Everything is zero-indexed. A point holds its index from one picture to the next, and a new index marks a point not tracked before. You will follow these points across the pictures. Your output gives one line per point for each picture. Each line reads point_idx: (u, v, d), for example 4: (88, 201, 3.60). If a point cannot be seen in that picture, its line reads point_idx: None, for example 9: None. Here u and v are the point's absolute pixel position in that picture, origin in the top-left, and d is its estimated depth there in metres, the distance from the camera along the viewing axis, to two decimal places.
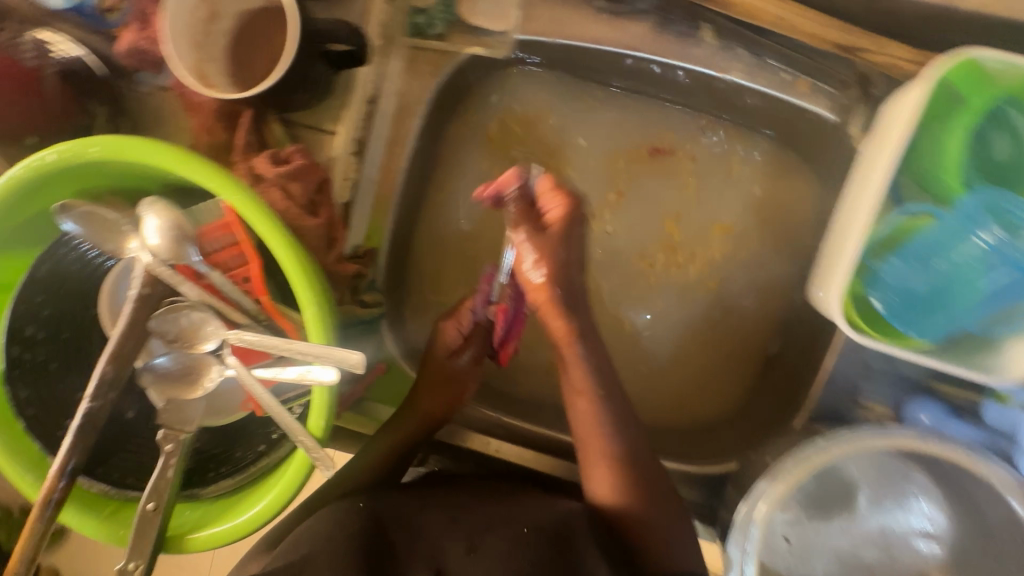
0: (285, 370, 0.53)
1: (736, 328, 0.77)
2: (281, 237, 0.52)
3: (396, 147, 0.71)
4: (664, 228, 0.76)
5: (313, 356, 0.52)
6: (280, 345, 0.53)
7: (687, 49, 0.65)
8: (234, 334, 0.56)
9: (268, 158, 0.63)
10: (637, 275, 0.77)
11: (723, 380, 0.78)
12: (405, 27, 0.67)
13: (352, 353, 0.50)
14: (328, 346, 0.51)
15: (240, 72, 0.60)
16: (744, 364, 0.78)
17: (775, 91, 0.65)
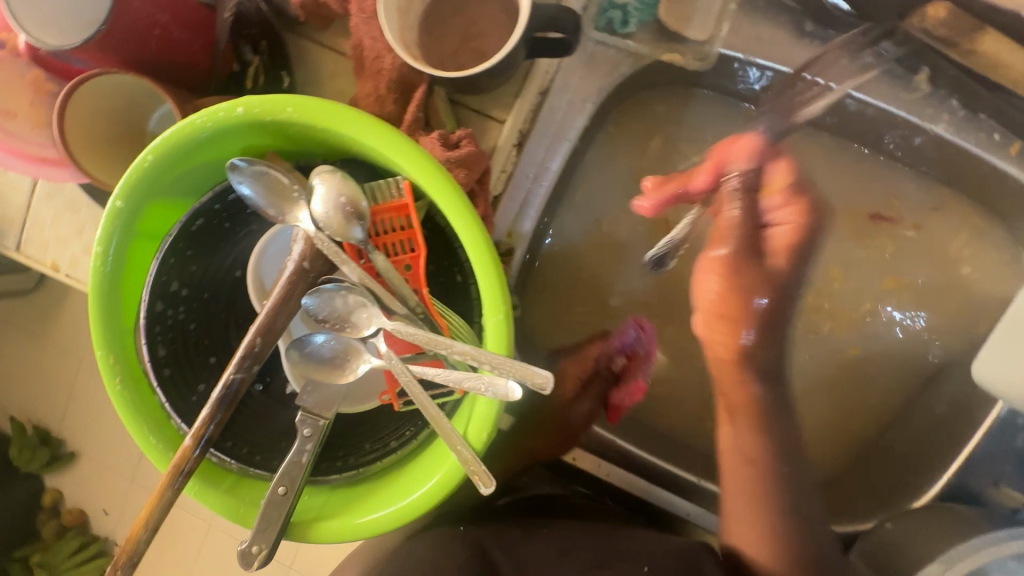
0: (452, 375, 0.49)
1: (862, 382, 0.75)
2: (477, 235, 0.48)
3: (556, 146, 0.67)
4: (808, 272, 0.74)
5: (490, 365, 0.48)
6: (451, 347, 0.49)
7: (897, 92, 0.61)
8: (396, 326, 0.52)
9: (438, 140, 0.59)
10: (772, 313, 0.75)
11: (837, 432, 0.76)
12: (595, 20, 0.62)
13: (540, 370, 0.47)
14: (507, 358, 0.48)
15: (433, 46, 0.56)
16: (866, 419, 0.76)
17: (980, 150, 0.62)
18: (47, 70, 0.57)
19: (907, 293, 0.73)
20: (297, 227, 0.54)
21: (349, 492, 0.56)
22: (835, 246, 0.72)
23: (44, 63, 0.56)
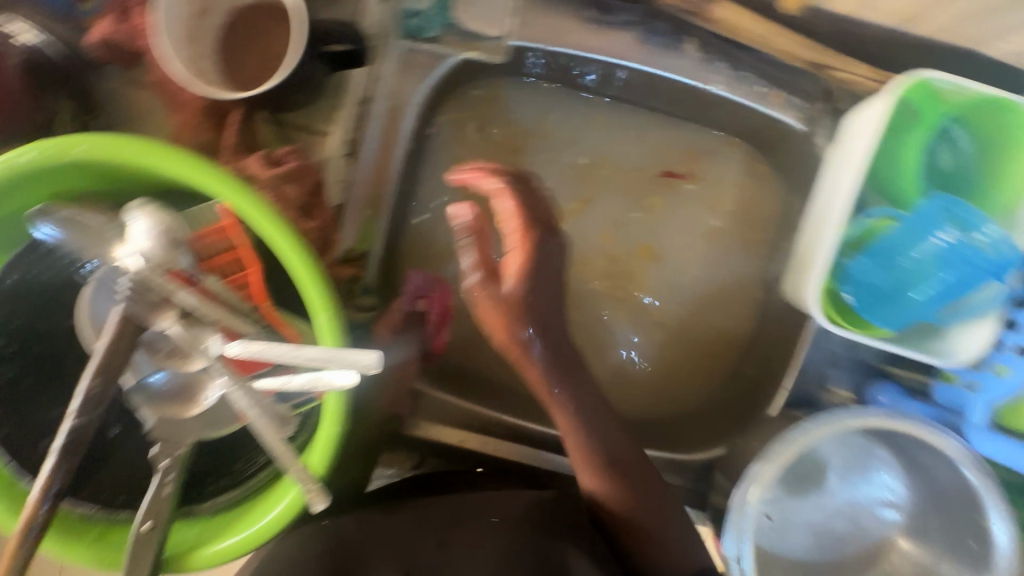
0: (298, 377, 0.52)
1: (714, 327, 0.82)
2: (290, 240, 0.51)
3: (388, 150, 0.71)
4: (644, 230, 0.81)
5: (325, 361, 0.51)
6: (288, 353, 0.52)
7: (671, 60, 0.69)
8: (236, 347, 0.53)
9: (261, 160, 0.61)
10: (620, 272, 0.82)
11: (699, 376, 0.82)
12: (399, 29, 0.67)
13: (366, 352, 0.50)
14: (340, 350, 0.51)
15: (235, 71, 0.58)
16: (721, 362, 0.82)
17: (751, 102, 0.70)
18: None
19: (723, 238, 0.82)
20: (123, 264, 0.53)
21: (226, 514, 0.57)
22: (660, 203, 0.79)
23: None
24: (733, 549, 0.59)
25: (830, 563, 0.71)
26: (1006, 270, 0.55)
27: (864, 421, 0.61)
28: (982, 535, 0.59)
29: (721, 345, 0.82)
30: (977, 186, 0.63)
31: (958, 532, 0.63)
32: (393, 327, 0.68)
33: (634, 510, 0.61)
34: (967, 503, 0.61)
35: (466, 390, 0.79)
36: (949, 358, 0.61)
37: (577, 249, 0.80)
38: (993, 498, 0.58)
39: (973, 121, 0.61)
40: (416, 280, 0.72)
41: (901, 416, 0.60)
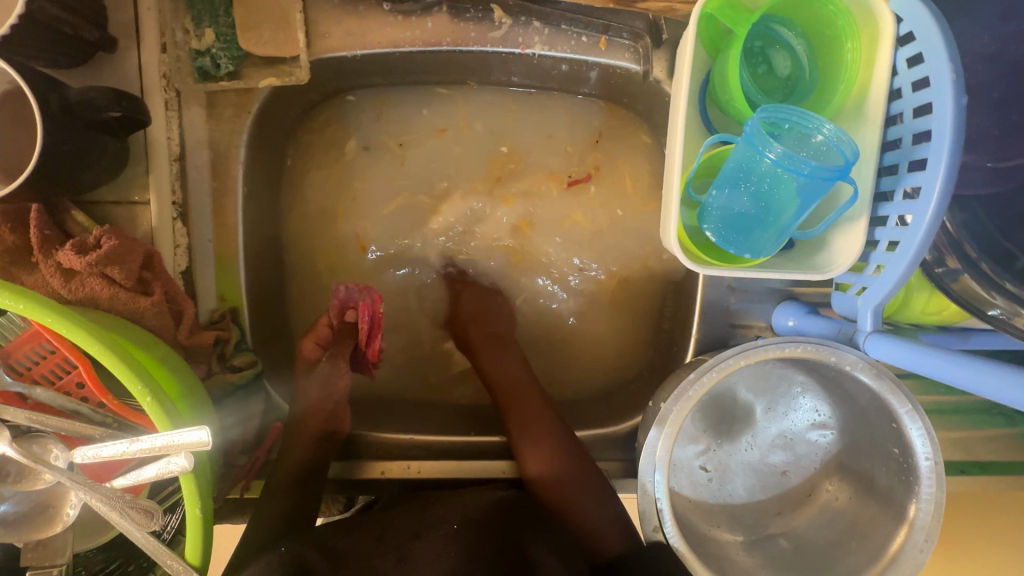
0: (144, 470, 0.50)
1: (617, 290, 0.80)
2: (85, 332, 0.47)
3: (223, 201, 0.66)
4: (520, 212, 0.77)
5: (164, 448, 0.49)
6: (123, 449, 0.49)
7: (485, 33, 0.65)
8: (78, 454, 0.51)
9: (71, 249, 0.57)
10: (508, 258, 0.79)
11: (612, 348, 0.81)
12: (191, 73, 0.62)
13: (194, 431, 0.48)
14: (175, 431, 0.48)
15: (7, 166, 0.53)
16: (634, 326, 0.81)
17: (579, 55, 0.66)
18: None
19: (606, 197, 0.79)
20: None
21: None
22: (531, 181, 0.77)
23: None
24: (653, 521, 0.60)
25: (774, 500, 0.69)
26: (851, 167, 0.51)
27: (753, 357, 0.58)
28: (902, 439, 0.58)
29: (628, 310, 0.81)
30: (821, 81, 0.59)
31: (883, 441, 0.61)
32: (321, 341, 0.73)
33: (568, 480, 0.67)
34: (883, 412, 0.59)
35: (381, 418, 0.77)
36: (830, 270, 0.59)
37: (458, 246, 0.78)
38: (900, 399, 0.56)
39: (794, 17, 0.58)
40: (339, 296, 0.72)
41: (792, 340, 0.58)
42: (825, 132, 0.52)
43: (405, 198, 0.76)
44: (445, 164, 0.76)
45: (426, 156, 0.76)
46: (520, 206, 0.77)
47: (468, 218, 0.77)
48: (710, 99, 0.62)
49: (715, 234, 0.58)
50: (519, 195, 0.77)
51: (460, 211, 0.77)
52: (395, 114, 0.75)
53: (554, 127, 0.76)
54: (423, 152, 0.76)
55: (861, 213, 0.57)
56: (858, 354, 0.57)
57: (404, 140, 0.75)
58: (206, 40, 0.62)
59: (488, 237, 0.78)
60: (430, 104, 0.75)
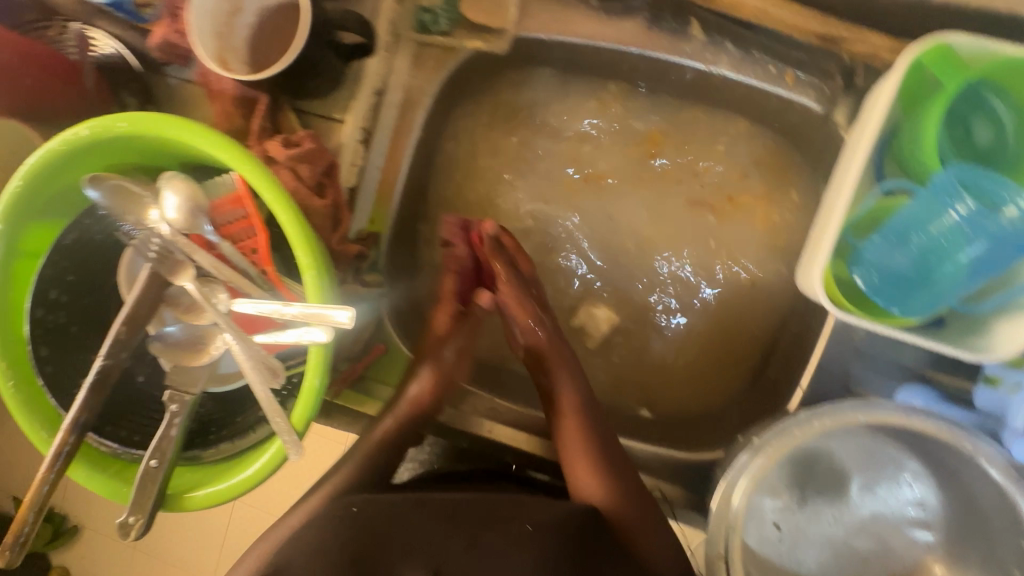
0: (284, 333, 0.56)
1: (727, 325, 0.79)
2: (281, 199, 0.55)
3: (400, 138, 0.75)
4: (651, 218, 0.80)
5: (308, 317, 0.54)
6: (275, 310, 0.56)
7: (677, 44, 0.69)
8: (237, 304, 0.58)
9: (280, 141, 0.68)
10: (626, 261, 0.81)
11: (708, 379, 0.79)
12: (413, 25, 0.72)
13: (338, 310, 0.53)
14: (322, 306, 0.54)
15: (260, 61, 0.64)
16: (733, 366, 0.78)
17: (762, 83, 0.68)
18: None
19: (738, 230, 0.78)
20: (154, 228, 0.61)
21: (223, 467, 0.62)
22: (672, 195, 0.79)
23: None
24: (719, 545, 0.57)
25: None
26: None
27: (874, 415, 0.56)
28: None
29: (735, 350, 0.79)
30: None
31: (1004, 556, 0.57)
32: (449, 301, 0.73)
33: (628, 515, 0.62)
34: (1010, 520, 0.55)
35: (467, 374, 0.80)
36: (988, 354, 0.54)
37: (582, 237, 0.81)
38: None
39: (1013, 88, 0.55)
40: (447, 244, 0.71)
41: (924, 412, 0.56)
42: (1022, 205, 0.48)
43: (547, 179, 0.81)
44: (595, 161, 0.80)
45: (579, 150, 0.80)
46: (652, 212, 0.80)
47: (600, 213, 0.80)
48: (891, 154, 0.60)
49: (865, 281, 0.56)
50: (654, 201, 0.80)
51: (594, 201, 0.81)
52: (564, 103, 0.79)
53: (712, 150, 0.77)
54: (579, 140, 0.80)
55: None
56: (997, 449, 0.55)
57: (564, 127, 0.80)
58: (434, 0, 0.72)
59: (614, 235, 0.80)
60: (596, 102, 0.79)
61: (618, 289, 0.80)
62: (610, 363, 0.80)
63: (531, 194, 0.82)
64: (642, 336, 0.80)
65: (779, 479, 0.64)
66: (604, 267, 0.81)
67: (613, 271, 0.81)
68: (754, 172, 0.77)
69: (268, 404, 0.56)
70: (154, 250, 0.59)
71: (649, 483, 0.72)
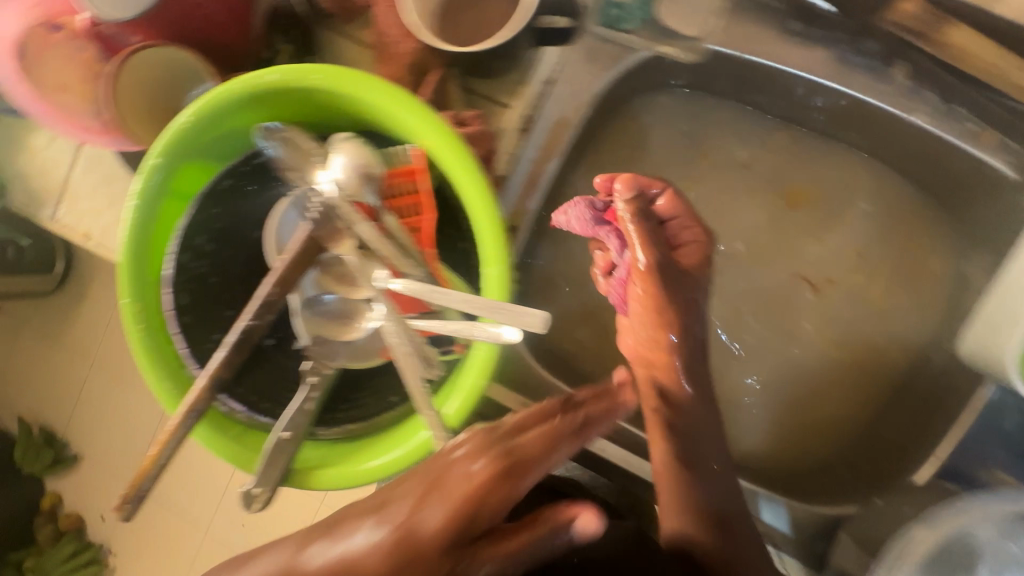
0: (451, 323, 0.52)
1: (849, 377, 0.78)
2: (480, 187, 0.53)
3: (559, 131, 0.70)
4: (787, 256, 0.78)
5: (486, 311, 0.50)
6: (445, 295, 0.51)
7: (875, 85, 0.65)
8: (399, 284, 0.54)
9: (451, 119, 0.64)
10: (755, 294, 0.79)
11: (820, 427, 0.78)
12: (598, 16, 0.67)
13: (532, 314, 0.48)
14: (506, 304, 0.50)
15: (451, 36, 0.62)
16: (846, 418, 0.78)
17: (961, 140, 0.64)
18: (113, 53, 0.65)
19: (870, 282, 0.78)
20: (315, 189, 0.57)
21: (344, 451, 0.59)
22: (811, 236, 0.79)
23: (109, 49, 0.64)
24: None
25: None
26: None
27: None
28: None
29: (852, 403, 0.78)
30: None
31: None
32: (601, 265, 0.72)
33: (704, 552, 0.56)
34: None
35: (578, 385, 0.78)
36: None
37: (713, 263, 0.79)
38: None
39: None
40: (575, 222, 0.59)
41: None
42: None
43: (688, 198, 0.79)
44: (736, 189, 0.80)
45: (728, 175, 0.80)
46: (789, 251, 0.79)
47: (735, 241, 0.79)
48: None
49: None
50: (792, 239, 0.78)
51: (729, 227, 0.79)
52: (721, 130, 0.79)
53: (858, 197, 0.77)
54: (724, 165, 0.80)
55: None
56: None
57: (714, 150, 0.79)
58: None
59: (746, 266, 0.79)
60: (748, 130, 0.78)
61: (742, 321, 0.79)
62: (723, 396, 0.79)
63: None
64: (759, 372, 0.78)
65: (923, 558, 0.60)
66: (731, 297, 0.79)
67: (740, 302, 0.79)
68: (897, 228, 0.77)
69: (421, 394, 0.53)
70: (319, 212, 0.55)
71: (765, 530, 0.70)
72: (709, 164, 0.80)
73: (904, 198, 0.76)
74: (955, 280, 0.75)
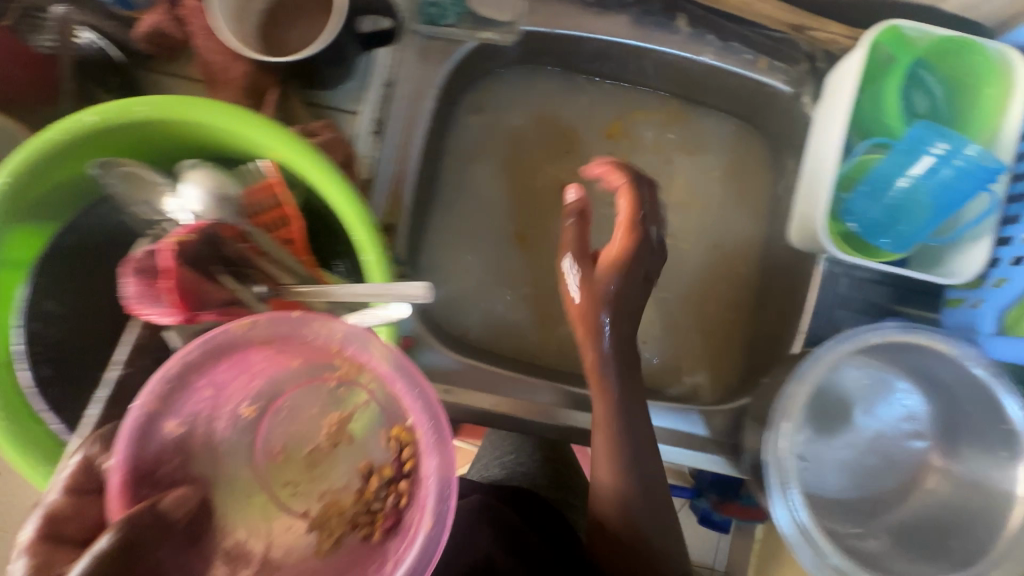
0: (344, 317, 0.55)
1: (726, 282, 0.89)
2: (350, 201, 0.54)
3: (412, 128, 0.75)
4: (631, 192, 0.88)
5: (375, 295, 0.53)
6: (336, 291, 0.54)
7: (665, 35, 0.77)
8: (298, 289, 0.56)
9: (298, 132, 0.66)
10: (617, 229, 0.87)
11: (707, 339, 0.88)
12: (420, 17, 0.74)
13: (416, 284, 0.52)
14: (395, 282, 0.53)
15: (272, 46, 0.64)
16: (731, 326, 0.88)
17: (738, 69, 0.78)
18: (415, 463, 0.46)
19: (715, 198, 0.89)
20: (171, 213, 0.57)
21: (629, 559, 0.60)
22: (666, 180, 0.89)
23: (415, 470, 0.46)
24: (783, 510, 0.59)
25: (865, 500, 0.71)
26: (993, 178, 0.59)
27: (884, 335, 0.63)
28: (1011, 439, 0.62)
29: (731, 304, 0.89)
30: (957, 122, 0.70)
31: (989, 444, 0.65)
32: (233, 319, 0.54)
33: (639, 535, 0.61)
34: (991, 414, 0.63)
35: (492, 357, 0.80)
36: (953, 276, 0.66)
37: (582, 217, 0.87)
38: (1015, 398, 0.61)
39: (939, 65, 0.69)
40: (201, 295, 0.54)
41: (916, 327, 0.63)
42: (970, 153, 0.59)
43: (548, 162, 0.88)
44: (585, 139, 0.88)
45: (584, 142, 0.88)
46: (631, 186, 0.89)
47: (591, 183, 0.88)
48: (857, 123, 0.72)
49: (858, 226, 0.66)
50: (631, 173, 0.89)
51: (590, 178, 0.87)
52: (569, 103, 0.88)
53: (701, 135, 0.88)
54: (572, 123, 0.88)
55: (984, 233, 0.65)
56: (978, 353, 0.62)
57: (552, 112, 0.87)
58: None
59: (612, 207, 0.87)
60: (577, 96, 0.87)
61: None
62: (621, 333, 0.87)
63: (528, 181, 0.88)
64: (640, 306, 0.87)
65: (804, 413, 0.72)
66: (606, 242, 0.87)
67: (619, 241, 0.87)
68: (729, 158, 0.88)
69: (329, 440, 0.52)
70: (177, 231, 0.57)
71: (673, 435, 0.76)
72: (558, 125, 0.88)
73: (728, 131, 0.88)
74: (776, 188, 0.87)
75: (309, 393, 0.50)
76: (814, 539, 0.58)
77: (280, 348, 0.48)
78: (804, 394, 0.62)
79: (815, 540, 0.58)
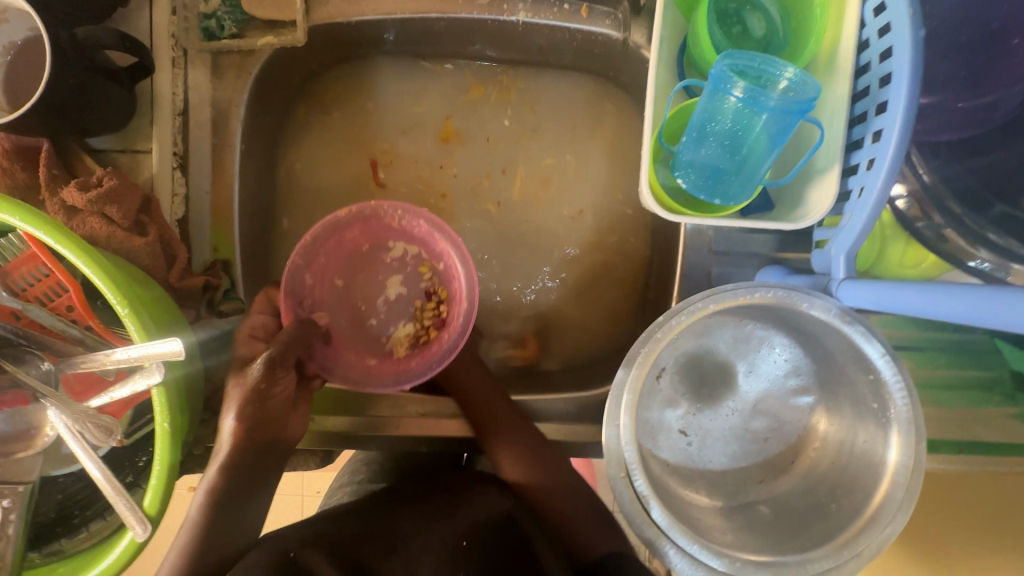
0: (118, 387, 0.52)
1: (618, 257, 0.80)
2: (106, 276, 0.52)
3: (221, 155, 0.70)
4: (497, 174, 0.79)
5: (139, 358, 0.50)
6: (100, 360, 0.52)
7: (472, 1, 0.69)
8: (72, 362, 0.53)
9: (76, 187, 0.61)
10: (485, 217, 0.79)
11: (600, 321, 0.79)
12: (198, 34, 0.68)
13: (167, 342, 0.50)
14: (152, 342, 0.50)
15: (18, 102, 0.59)
16: (624, 300, 0.79)
17: (561, 22, 0.70)
18: (444, 285, 0.76)
19: (588, 163, 0.79)
20: None
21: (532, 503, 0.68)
22: (530, 154, 0.79)
23: (447, 293, 0.76)
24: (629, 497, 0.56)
25: (754, 468, 0.67)
26: (813, 105, 0.52)
27: (723, 301, 0.56)
28: (880, 391, 0.56)
29: (624, 280, 0.80)
30: (795, 37, 0.61)
31: (862, 397, 0.59)
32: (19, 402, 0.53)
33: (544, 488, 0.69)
34: (860, 365, 0.57)
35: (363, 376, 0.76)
36: (803, 220, 0.59)
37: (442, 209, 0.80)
38: (875, 347, 0.54)
39: None
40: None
41: (761, 285, 0.56)
42: (789, 76, 0.53)
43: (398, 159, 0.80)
44: (431, 122, 0.79)
45: (433, 128, 0.79)
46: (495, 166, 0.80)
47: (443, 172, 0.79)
48: (688, 61, 0.64)
49: (686, 181, 0.59)
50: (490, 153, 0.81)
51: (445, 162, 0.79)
52: (406, 87, 0.78)
53: (560, 96, 0.79)
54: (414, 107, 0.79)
55: (831, 163, 0.58)
56: (830, 302, 0.55)
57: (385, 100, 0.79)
58: (213, 4, 0.68)
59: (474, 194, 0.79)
60: (411, 79, 0.78)
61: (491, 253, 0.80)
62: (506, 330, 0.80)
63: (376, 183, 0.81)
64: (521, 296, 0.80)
65: (676, 385, 0.68)
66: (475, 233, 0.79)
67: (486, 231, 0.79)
68: (595, 118, 0.79)
69: (132, 508, 0.51)
70: None
71: (557, 430, 0.72)
72: (399, 111, 0.79)
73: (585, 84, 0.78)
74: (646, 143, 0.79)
75: (382, 268, 0.78)
76: (666, 527, 0.56)
77: (340, 236, 0.74)
78: (642, 378, 0.57)
79: (666, 528, 0.56)
